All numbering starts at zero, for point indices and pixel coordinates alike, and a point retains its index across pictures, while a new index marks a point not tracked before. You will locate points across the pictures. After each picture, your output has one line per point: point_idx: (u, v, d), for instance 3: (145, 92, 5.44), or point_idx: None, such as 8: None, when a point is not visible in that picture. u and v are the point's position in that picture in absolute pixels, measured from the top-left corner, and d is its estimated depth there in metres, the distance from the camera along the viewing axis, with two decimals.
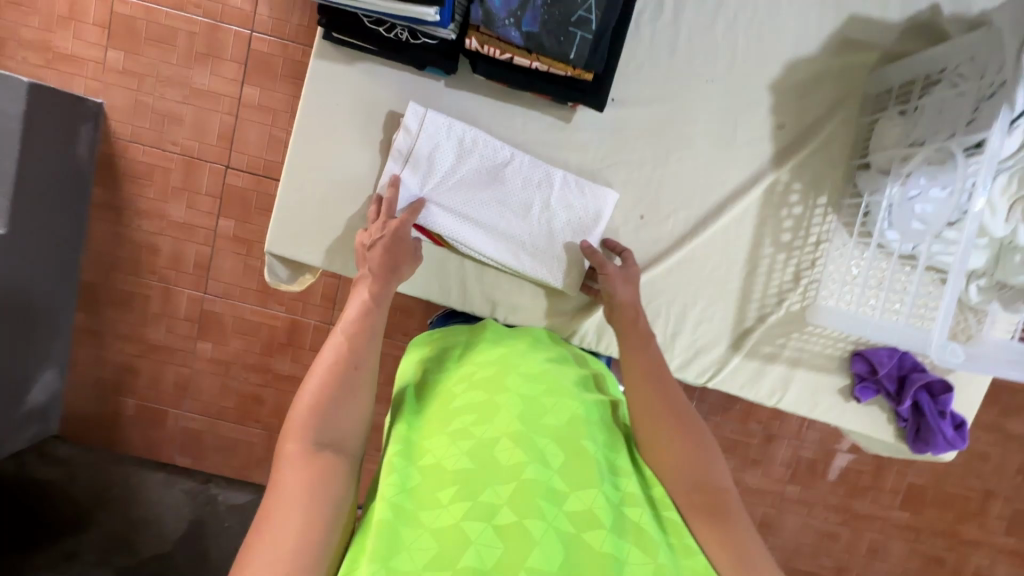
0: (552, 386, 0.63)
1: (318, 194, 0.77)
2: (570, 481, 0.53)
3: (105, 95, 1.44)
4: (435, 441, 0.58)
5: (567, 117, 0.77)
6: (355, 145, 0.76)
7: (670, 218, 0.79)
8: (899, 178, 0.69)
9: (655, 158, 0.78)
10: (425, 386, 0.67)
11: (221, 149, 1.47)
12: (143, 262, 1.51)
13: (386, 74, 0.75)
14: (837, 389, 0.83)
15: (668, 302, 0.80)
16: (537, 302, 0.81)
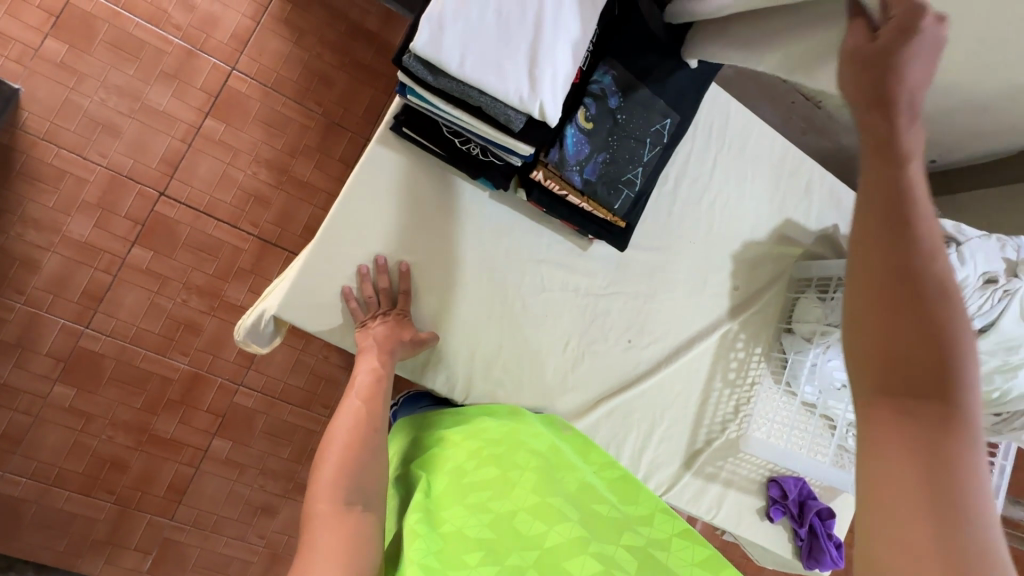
0: (557, 459, 0.67)
1: (343, 268, 0.76)
2: (596, 532, 0.56)
3: (25, 82, 1.21)
4: (451, 508, 0.59)
5: (584, 246, 0.88)
6: (395, 228, 0.78)
7: (651, 345, 0.92)
8: (821, 345, 0.92)
9: (647, 294, 0.92)
10: (429, 460, 0.68)
11: (160, 174, 1.29)
12: (10, 278, 1.22)
13: (439, 173, 0.80)
14: (755, 509, 0.98)
15: (641, 418, 0.92)
16: (535, 404, 0.86)
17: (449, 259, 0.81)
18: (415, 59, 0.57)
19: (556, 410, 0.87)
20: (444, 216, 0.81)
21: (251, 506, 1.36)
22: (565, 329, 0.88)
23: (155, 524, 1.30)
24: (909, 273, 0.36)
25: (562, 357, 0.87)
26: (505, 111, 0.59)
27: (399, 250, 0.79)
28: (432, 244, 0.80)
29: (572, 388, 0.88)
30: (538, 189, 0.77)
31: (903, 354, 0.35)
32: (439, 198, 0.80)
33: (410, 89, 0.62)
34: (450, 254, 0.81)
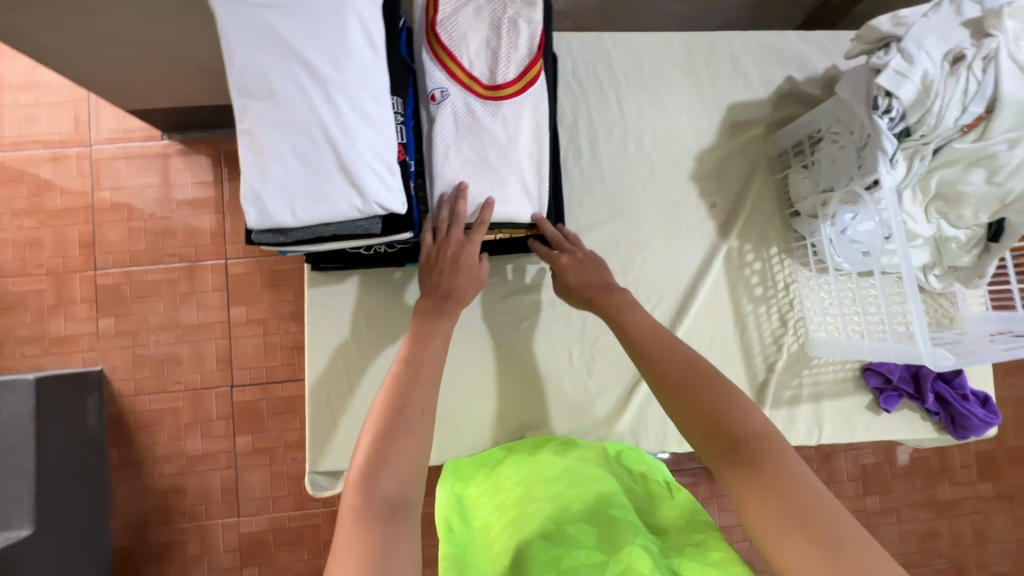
0: (577, 479, 0.67)
1: (342, 402, 0.82)
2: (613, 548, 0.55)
3: (104, 360, 1.43)
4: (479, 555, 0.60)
5: (535, 260, 0.86)
6: (370, 353, 0.84)
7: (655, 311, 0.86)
8: (828, 218, 0.79)
9: (623, 265, 0.87)
10: (464, 510, 0.70)
11: (223, 371, 1.45)
12: (171, 507, 1.41)
13: (372, 282, 0.85)
14: (864, 406, 0.87)
15: None
16: (571, 426, 0.85)
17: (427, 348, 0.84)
18: (261, 231, 0.61)
19: (594, 419, 0.85)
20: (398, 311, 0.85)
21: None
22: (561, 344, 0.86)
23: None
24: (680, 372, 0.57)
25: (573, 371, 0.85)
26: (358, 224, 0.62)
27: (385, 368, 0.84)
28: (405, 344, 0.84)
29: (599, 394, 0.86)
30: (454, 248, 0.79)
31: (713, 419, 0.53)
32: (390, 299, 0.85)
33: (283, 250, 0.66)
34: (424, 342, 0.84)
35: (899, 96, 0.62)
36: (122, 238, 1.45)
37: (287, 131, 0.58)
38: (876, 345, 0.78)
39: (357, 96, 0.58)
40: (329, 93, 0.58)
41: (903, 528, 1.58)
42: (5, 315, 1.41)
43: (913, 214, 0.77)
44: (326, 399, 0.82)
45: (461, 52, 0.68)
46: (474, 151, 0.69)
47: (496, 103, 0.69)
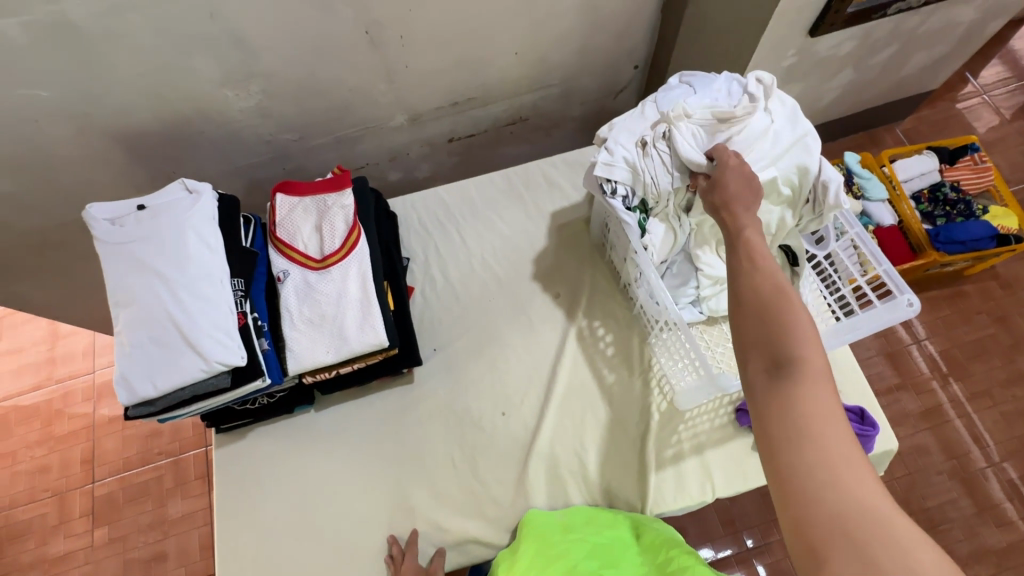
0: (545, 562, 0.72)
1: (250, 556, 0.88)
2: None
3: (97, 571, 1.56)
4: None
5: (409, 379, 0.97)
6: (275, 498, 0.91)
7: (524, 401, 0.94)
8: (639, 283, 0.90)
9: (487, 367, 0.97)
10: None
11: (207, 558, 1.56)
12: None
13: (273, 430, 0.95)
14: (751, 449, 0.87)
15: (565, 465, 0.89)
16: (467, 530, 0.87)
17: (324, 483, 0.91)
18: (135, 407, 0.76)
19: (488, 519, 0.88)
20: (293, 454, 0.94)
21: None
22: (443, 452, 0.92)
23: None
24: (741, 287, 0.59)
25: (458, 475, 0.90)
26: (209, 381, 0.76)
27: (289, 511, 0.90)
28: (306, 483, 0.92)
29: (489, 493, 0.89)
30: (326, 384, 0.91)
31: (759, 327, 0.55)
32: (286, 445, 0.94)
33: (165, 418, 0.80)
34: (323, 478, 0.92)
35: (615, 179, 0.77)
36: (116, 447, 1.67)
37: (143, 323, 0.75)
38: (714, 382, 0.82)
39: (194, 285, 0.77)
40: (173, 289, 0.76)
41: None
42: (15, 543, 1.60)
43: (705, 261, 0.86)
44: (235, 554, 0.88)
45: (295, 240, 0.89)
46: (311, 309, 0.86)
47: (326, 269, 0.87)
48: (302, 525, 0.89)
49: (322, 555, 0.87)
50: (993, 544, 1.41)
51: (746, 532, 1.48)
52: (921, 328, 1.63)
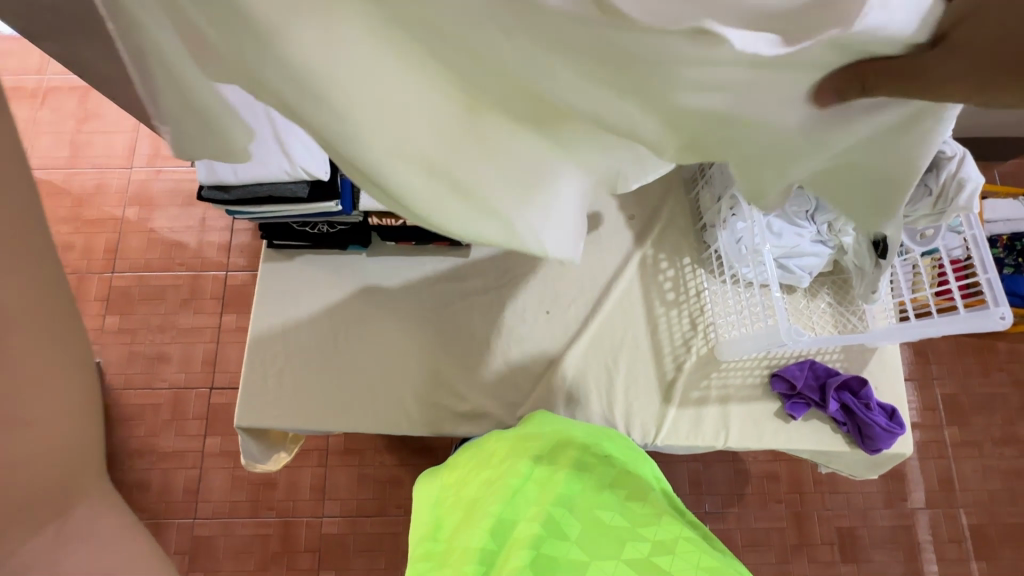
0: (562, 464, 0.67)
1: (274, 368, 0.90)
2: (595, 552, 0.60)
3: (101, 355, 1.61)
4: (460, 542, 0.62)
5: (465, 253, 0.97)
6: (311, 324, 0.93)
7: (571, 306, 0.94)
8: (723, 226, 0.88)
9: (543, 264, 0.96)
10: (445, 492, 0.70)
11: (206, 373, 1.61)
12: (133, 501, 1.52)
13: (323, 261, 0.96)
14: (773, 414, 0.89)
15: (594, 375, 0.90)
16: (484, 404, 0.90)
17: (359, 326, 0.93)
18: (210, 190, 0.75)
19: (508, 404, 0.90)
20: (337, 289, 0.95)
21: None
22: (481, 329, 0.93)
23: None
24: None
25: (490, 355, 0.92)
26: (288, 187, 0.75)
27: (318, 337, 0.92)
28: (343, 319, 0.93)
29: (514, 379, 0.91)
30: (383, 233, 0.92)
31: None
32: (331, 278, 0.95)
33: (232, 211, 0.80)
34: (362, 320, 0.94)
35: None
36: (140, 246, 1.69)
37: None
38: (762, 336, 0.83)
39: None
40: None
41: None
42: None
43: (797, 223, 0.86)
44: (261, 364, 0.90)
45: None
46: None
47: None
48: (330, 355, 0.92)
49: (341, 387, 0.90)
50: None
51: (708, 497, 1.55)
52: (942, 367, 1.64)
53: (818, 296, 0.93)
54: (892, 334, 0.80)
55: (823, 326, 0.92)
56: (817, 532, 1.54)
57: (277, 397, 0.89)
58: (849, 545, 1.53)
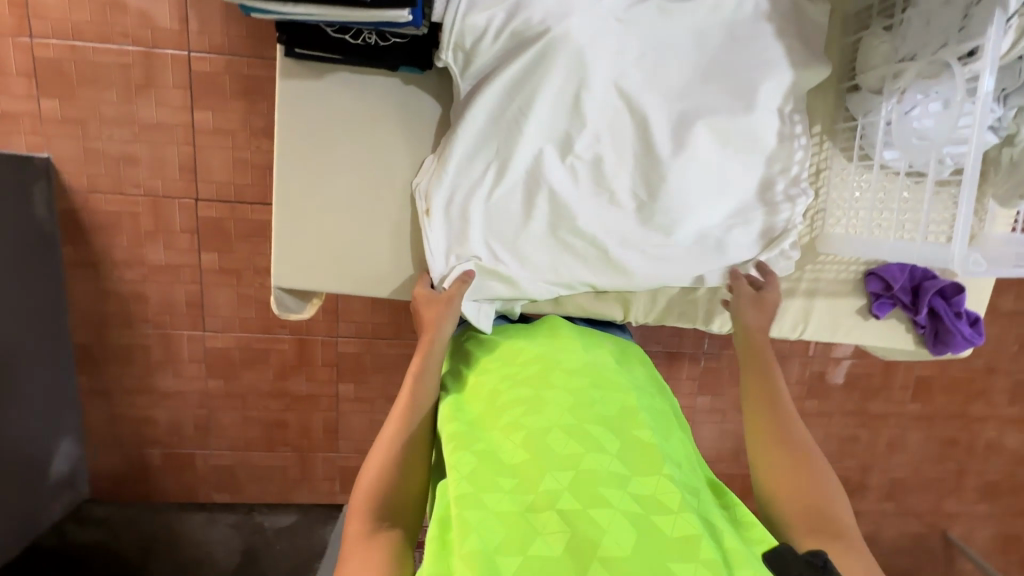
0: (591, 381, 0.83)
1: (315, 208, 0.87)
2: (634, 466, 0.70)
3: (49, 148, 1.36)
4: (489, 437, 0.77)
5: (582, 85, 0.79)
6: (351, 171, 0.87)
7: (688, 173, 0.82)
8: (894, 94, 0.78)
9: (667, 112, 0.82)
10: (465, 389, 0.87)
11: (186, 182, 1.41)
12: (133, 312, 1.48)
13: (367, 86, 0.85)
14: (855, 311, 0.87)
15: (687, 259, 0.87)
16: (581, 274, 0.87)
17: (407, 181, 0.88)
18: None
19: (601, 278, 0.88)
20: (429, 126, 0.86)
21: None
22: (589, 192, 0.84)
23: (330, 457, 1.62)
24: None
25: (592, 222, 0.84)
26: None
27: (368, 177, 0.87)
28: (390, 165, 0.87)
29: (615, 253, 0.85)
30: (462, 77, 0.81)
31: None
32: (387, 108, 0.86)
33: (247, 7, 0.72)
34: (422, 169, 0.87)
35: None
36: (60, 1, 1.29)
37: None
38: (893, 246, 0.78)
39: None
40: None
41: (828, 429, 1.77)
42: None
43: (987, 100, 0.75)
44: (298, 215, 0.87)
45: None
46: None
47: None
48: (378, 200, 0.88)
49: (375, 246, 0.89)
50: (871, 411, 1.77)
51: (709, 338, 1.65)
52: None
53: None
54: (1008, 263, 0.79)
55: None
56: (793, 374, 1.71)
57: (304, 252, 0.88)
58: (816, 385, 1.73)
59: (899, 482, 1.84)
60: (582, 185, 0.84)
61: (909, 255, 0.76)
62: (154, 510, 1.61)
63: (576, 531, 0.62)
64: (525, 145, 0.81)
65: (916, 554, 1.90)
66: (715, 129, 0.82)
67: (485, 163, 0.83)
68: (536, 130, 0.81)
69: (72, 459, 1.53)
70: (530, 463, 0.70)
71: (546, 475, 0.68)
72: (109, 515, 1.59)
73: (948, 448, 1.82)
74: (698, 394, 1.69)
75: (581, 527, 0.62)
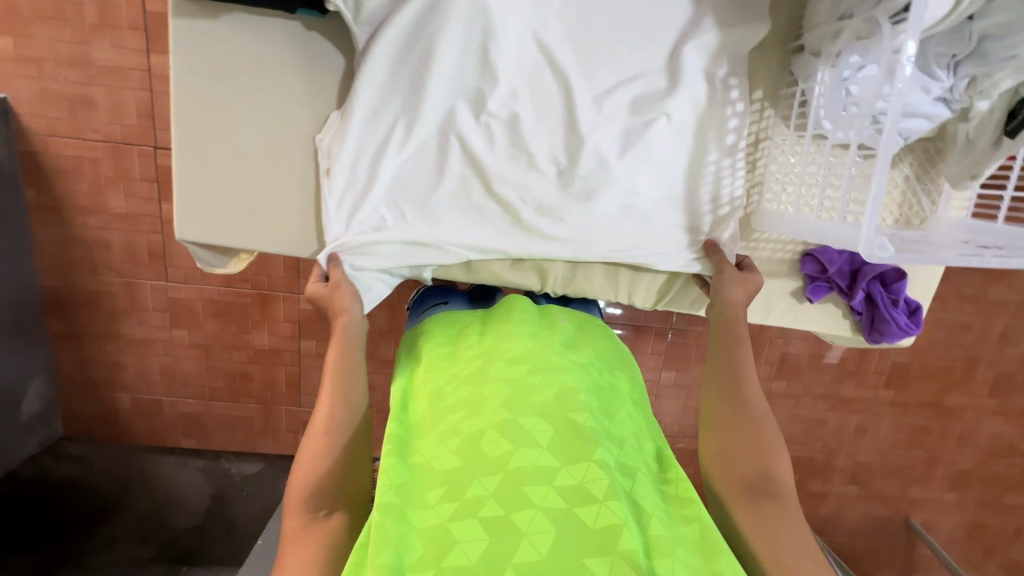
0: (535, 364, 0.75)
1: (219, 159, 0.91)
2: (563, 457, 0.64)
3: (6, 89, 1.34)
4: (424, 443, 0.70)
5: (477, 42, 0.83)
6: (251, 123, 0.90)
7: (624, 134, 0.89)
8: (830, 60, 0.83)
9: (587, 68, 0.86)
10: (413, 390, 0.81)
11: (144, 128, 1.38)
12: (97, 259, 1.49)
13: (271, 30, 0.87)
14: (792, 292, 1.01)
15: (589, 220, 0.92)
16: (492, 234, 0.92)
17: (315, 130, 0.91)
18: None
19: (516, 240, 0.93)
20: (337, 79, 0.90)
21: None
22: (527, 151, 0.88)
23: (293, 411, 1.65)
24: None
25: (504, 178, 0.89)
26: None
27: (269, 128, 0.90)
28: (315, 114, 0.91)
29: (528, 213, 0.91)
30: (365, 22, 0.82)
31: None
32: (282, 56, 0.88)
33: None
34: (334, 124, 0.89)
35: None
36: None
37: None
38: (817, 220, 0.86)
39: None
40: None
41: (795, 411, 1.75)
42: None
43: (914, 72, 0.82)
44: (203, 165, 0.91)
45: None
46: None
47: None
48: (279, 150, 0.92)
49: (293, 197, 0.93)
50: (842, 395, 1.73)
51: (677, 313, 1.61)
52: None
53: (896, 172, 0.98)
54: (959, 250, 0.82)
55: (890, 205, 0.99)
56: (764, 353, 1.67)
57: (213, 206, 0.92)
58: (787, 366, 1.70)
59: (866, 466, 1.82)
60: (493, 141, 0.88)
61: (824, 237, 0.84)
62: (125, 451, 1.66)
63: (497, 540, 0.57)
64: (435, 98, 0.85)
65: (876, 537, 1.90)
66: (634, 99, 0.88)
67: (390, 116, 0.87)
68: (440, 87, 0.85)
69: (44, 400, 1.58)
70: (458, 465, 0.64)
71: (471, 479, 0.62)
72: (83, 453, 1.63)
73: (920, 436, 1.78)
74: (663, 368, 1.67)
75: (502, 536, 0.58)
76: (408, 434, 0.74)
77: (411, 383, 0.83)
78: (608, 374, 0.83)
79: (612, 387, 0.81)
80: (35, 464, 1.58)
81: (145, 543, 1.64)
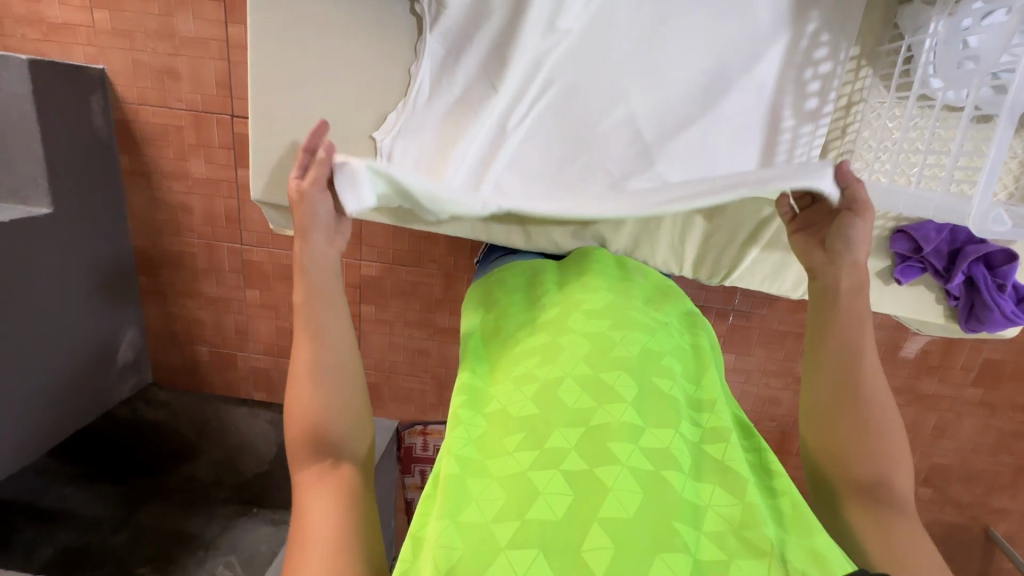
0: (616, 319, 0.74)
1: (293, 121, 0.94)
2: (649, 420, 0.62)
3: (104, 60, 1.44)
4: (499, 391, 0.68)
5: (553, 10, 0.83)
6: (317, 88, 0.92)
7: (683, 102, 0.90)
8: (946, 10, 0.77)
9: (654, 27, 0.86)
10: (484, 338, 0.81)
11: (222, 98, 1.46)
12: (181, 222, 1.60)
13: None
14: (877, 273, 0.93)
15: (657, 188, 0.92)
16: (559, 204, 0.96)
17: (372, 92, 0.92)
18: None
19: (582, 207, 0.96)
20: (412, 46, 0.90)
21: (409, 350, 1.68)
22: (594, 121, 0.91)
23: None
24: None
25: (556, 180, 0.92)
26: None
27: (335, 92, 0.93)
28: (386, 77, 0.92)
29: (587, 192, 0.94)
30: (432, 29, 0.88)
31: None
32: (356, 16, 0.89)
33: None
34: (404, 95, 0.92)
35: None
36: None
37: None
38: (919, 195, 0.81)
39: None
40: None
41: None
42: None
43: None
44: (275, 128, 0.94)
45: None
46: None
47: None
48: (346, 114, 0.94)
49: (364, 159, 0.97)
50: (921, 390, 1.60)
51: (741, 294, 1.53)
52: None
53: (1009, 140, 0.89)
54: None
55: (1005, 175, 0.91)
56: None
57: (286, 169, 0.96)
58: None
59: (942, 468, 1.69)
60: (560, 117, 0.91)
61: (926, 206, 0.80)
62: (205, 400, 1.84)
63: (583, 491, 0.55)
64: (495, 103, 0.89)
65: (948, 544, 1.77)
66: (712, 60, 0.88)
67: (442, 118, 0.92)
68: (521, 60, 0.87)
69: (136, 348, 1.76)
70: (538, 416, 0.62)
71: (553, 432, 0.60)
72: (170, 400, 1.82)
73: (1009, 440, 1.63)
74: (721, 351, 1.61)
75: (588, 490, 0.55)
76: (482, 381, 0.73)
77: (484, 330, 0.82)
78: (683, 332, 0.81)
79: (695, 353, 0.78)
80: (130, 406, 1.77)
81: (221, 485, 1.69)
